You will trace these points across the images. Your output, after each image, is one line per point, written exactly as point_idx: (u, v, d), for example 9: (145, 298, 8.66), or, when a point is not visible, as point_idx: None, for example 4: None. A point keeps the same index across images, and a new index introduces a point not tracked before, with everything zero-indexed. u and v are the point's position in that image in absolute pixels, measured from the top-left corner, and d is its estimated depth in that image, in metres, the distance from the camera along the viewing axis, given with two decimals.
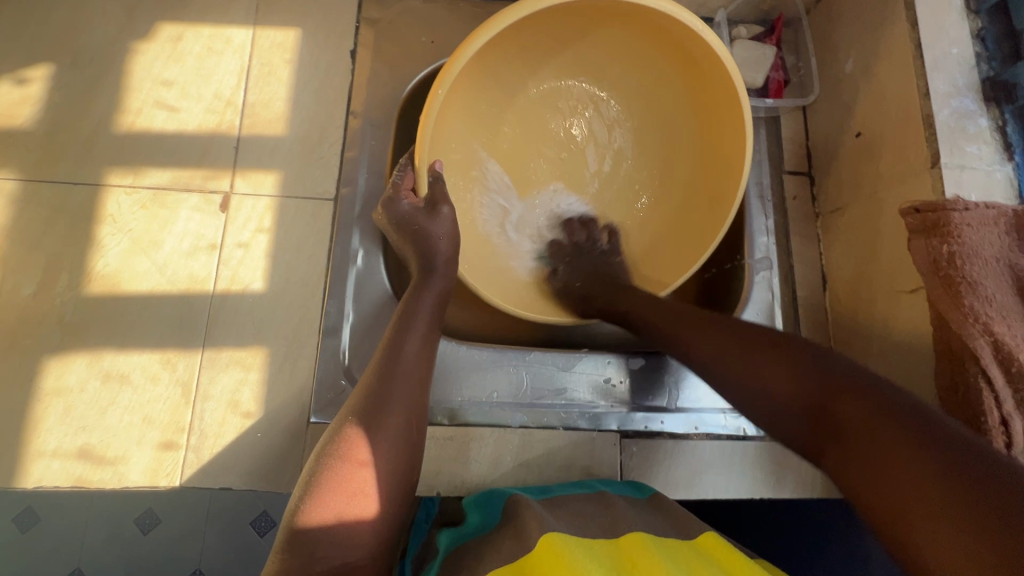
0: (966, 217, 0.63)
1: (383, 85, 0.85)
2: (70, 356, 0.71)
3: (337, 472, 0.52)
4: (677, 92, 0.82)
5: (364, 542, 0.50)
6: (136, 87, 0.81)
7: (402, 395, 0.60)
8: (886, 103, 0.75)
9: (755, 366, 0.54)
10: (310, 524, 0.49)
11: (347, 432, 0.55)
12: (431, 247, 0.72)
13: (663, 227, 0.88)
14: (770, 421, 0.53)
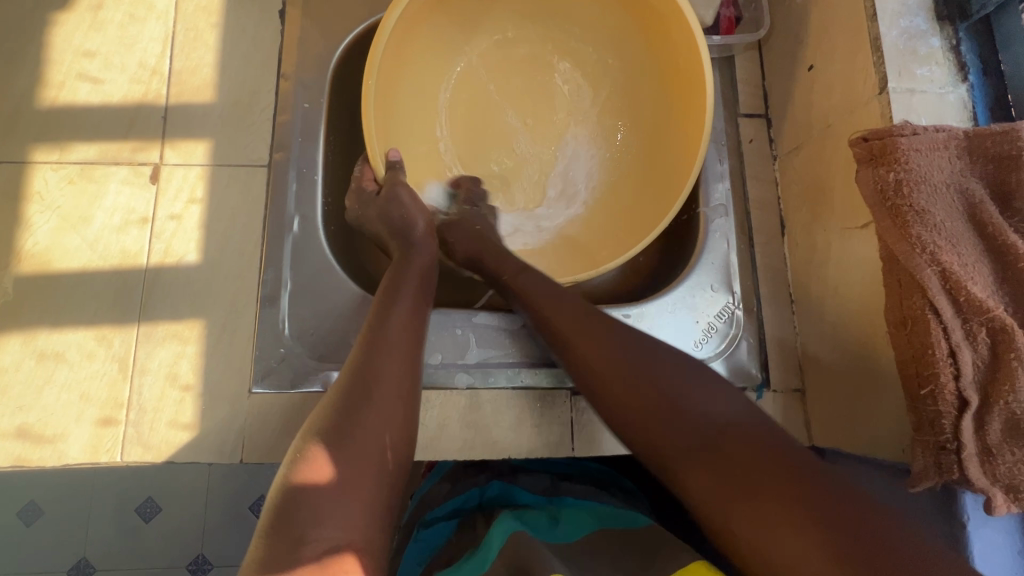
0: (913, 142, 0.60)
1: (313, 43, 0.81)
2: (5, 336, 0.70)
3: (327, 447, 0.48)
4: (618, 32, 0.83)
5: (360, 518, 0.46)
6: (57, 60, 0.79)
7: (396, 372, 0.56)
8: (837, 30, 0.71)
9: (640, 395, 0.57)
10: (300, 503, 0.45)
11: (338, 405, 0.52)
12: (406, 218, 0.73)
13: (629, 183, 0.85)
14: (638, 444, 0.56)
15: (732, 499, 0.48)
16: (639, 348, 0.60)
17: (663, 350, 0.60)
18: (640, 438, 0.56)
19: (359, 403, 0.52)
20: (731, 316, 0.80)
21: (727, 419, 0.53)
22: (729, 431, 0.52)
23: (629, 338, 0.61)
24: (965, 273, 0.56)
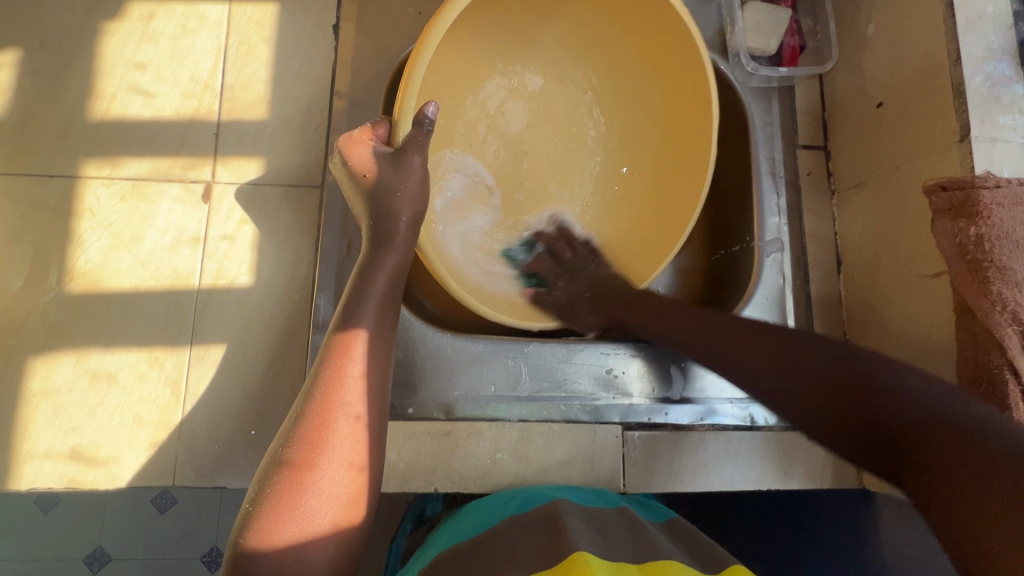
0: (996, 195, 0.59)
1: (367, 60, 0.79)
2: (57, 356, 0.70)
3: (283, 496, 0.46)
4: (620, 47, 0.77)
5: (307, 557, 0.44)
6: (108, 71, 0.77)
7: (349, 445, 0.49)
8: (912, 69, 0.69)
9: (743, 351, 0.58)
10: (261, 536, 0.44)
11: (333, 364, 0.52)
12: (387, 207, 0.61)
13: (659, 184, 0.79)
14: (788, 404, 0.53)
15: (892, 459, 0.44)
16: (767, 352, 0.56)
17: (792, 334, 0.56)
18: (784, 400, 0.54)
19: (328, 416, 0.49)
20: None
21: (901, 383, 0.45)
22: (946, 407, 0.42)
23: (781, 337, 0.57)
24: None
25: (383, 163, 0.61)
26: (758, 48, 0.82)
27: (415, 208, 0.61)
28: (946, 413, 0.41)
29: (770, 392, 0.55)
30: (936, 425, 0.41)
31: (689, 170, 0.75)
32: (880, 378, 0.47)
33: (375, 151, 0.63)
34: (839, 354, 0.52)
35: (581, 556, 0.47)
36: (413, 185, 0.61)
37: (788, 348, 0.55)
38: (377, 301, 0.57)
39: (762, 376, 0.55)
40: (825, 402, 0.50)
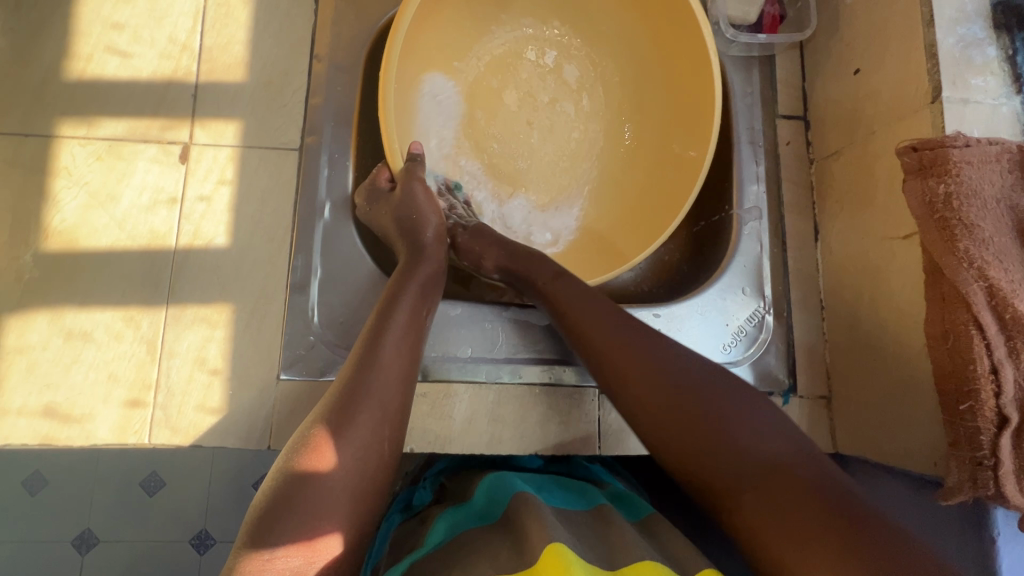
0: (966, 154, 0.59)
1: (347, 25, 0.79)
2: (32, 314, 0.69)
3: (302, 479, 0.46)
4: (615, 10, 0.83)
5: (343, 492, 0.47)
6: (85, 31, 0.76)
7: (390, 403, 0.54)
8: (887, 34, 0.70)
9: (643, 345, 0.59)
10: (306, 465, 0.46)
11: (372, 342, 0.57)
12: (416, 222, 0.69)
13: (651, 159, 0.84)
14: (652, 430, 0.55)
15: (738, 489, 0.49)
16: (702, 377, 0.56)
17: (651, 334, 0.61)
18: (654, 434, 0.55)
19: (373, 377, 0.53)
20: (761, 320, 0.80)
21: (779, 453, 0.50)
22: (778, 462, 0.49)
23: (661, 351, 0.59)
24: (1013, 289, 0.56)
25: (393, 200, 0.71)
26: (738, 16, 0.82)
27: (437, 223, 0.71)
28: (791, 467, 0.49)
29: (651, 418, 0.55)
30: (800, 485, 0.47)
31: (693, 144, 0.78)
32: (736, 427, 0.52)
33: (384, 189, 0.72)
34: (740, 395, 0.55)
35: (553, 552, 0.49)
36: (422, 198, 0.70)
37: (668, 380, 0.56)
38: (404, 324, 0.59)
39: (657, 388, 0.56)
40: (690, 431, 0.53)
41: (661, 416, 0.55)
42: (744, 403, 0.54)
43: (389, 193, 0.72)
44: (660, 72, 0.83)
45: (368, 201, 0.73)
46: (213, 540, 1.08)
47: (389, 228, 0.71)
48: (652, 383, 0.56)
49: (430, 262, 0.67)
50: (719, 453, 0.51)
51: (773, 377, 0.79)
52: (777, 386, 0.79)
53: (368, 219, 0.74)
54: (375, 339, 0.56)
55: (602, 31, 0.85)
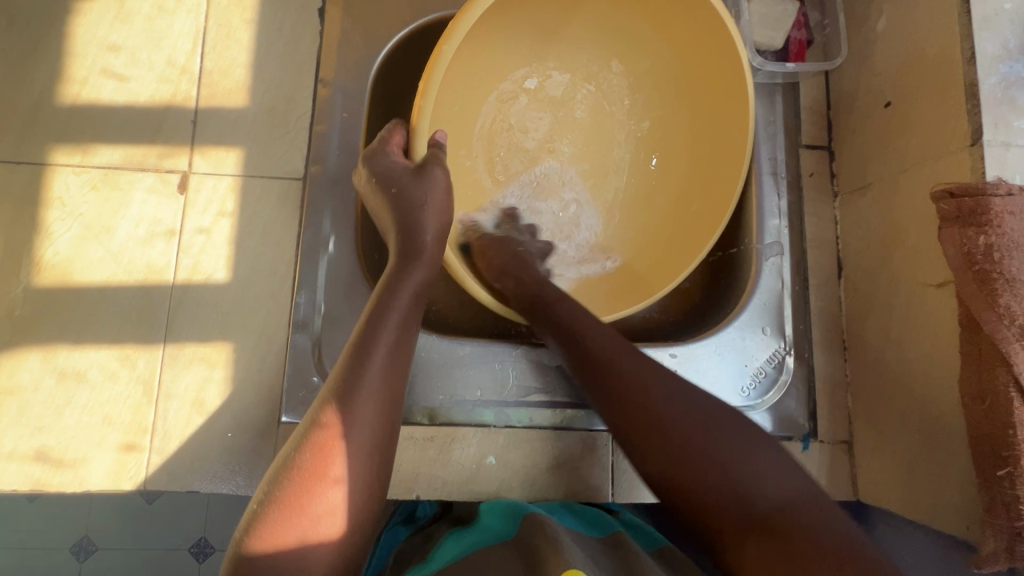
0: (1008, 204, 0.56)
1: (354, 48, 0.76)
2: (23, 352, 0.67)
3: (288, 508, 0.46)
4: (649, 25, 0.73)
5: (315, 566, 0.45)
6: (80, 53, 0.73)
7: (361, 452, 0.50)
8: (923, 68, 0.66)
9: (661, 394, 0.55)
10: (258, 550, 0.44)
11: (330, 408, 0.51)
12: (415, 219, 0.62)
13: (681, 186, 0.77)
14: (686, 491, 0.50)
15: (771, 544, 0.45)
16: (708, 432, 0.52)
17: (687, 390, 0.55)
18: (709, 513, 0.49)
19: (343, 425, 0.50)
20: (781, 361, 0.77)
21: (789, 499, 0.47)
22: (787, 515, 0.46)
23: (709, 404, 0.54)
24: None
25: (406, 179, 0.63)
26: (764, 42, 0.79)
27: (441, 221, 0.63)
28: (816, 526, 0.45)
29: (684, 472, 0.50)
30: (826, 535, 0.44)
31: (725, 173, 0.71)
32: (742, 462, 0.50)
33: (398, 169, 0.64)
34: (744, 441, 0.51)
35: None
36: (434, 195, 0.63)
37: (667, 417, 0.53)
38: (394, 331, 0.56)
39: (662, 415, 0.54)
40: (672, 459, 0.51)
41: (647, 437, 0.53)
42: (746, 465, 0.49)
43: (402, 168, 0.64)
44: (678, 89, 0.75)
45: (371, 174, 0.65)
46: (213, 549, 1.05)
47: (383, 215, 0.65)
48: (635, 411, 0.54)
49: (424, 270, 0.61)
50: (744, 523, 0.47)
51: (794, 421, 0.76)
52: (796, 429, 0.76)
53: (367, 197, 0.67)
54: (372, 329, 0.55)
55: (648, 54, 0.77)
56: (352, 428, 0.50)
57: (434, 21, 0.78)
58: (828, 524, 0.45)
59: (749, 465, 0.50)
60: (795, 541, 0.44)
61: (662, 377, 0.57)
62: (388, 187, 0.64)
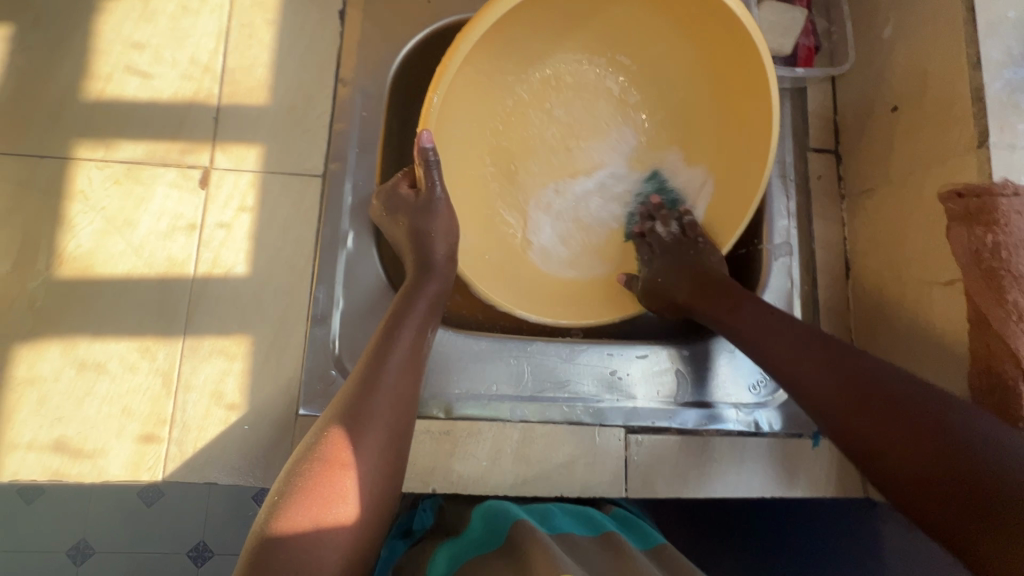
0: (1014, 204, 0.58)
1: (374, 48, 0.78)
2: (44, 343, 0.67)
3: (308, 491, 0.46)
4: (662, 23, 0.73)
5: (333, 550, 0.45)
6: (105, 50, 0.74)
7: (379, 441, 0.52)
8: (929, 73, 0.68)
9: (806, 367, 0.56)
10: (284, 531, 0.43)
11: (351, 400, 0.53)
12: (430, 242, 0.66)
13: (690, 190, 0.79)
14: (847, 429, 0.51)
15: (968, 515, 0.43)
16: (899, 383, 0.50)
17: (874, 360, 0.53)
18: (852, 438, 0.51)
19: (364, 416, 0.52)
20: None
21: (976, 435, 0.44)
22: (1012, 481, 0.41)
23: (852, 356, 0.54)
24: None
25: (412, 208, 0.66)
26: (773, 48, 0.81)
27: (450, 240, 0.67)
28: (1009, 472, 0.42)
29: (848, 436, 0.51)
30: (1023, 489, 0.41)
31: (740, 189, 0.73)
32: (959, 411, 0.47)
33: (404, 198, 0.68)
34: (941, 407, 0.47)
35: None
36: (441, 218, 0.66)
37: (879, 375, 0.51)
38: (412, 337, 0.60)
39: (823, 395, 0.54)
40: (886, 437, 0.48)
41: (870, 420, 0.50)
42: (926, 403, 0.48)
43: (408, 198, 0.67)
44: (693, 89, 0.77)
45: (386, 208, 0.69)
46: (213, 552, 1.05)
47: (402, 241, 0.68)
48: (886, 418, 0.49)
49: (436, 283, 0.65)
50: (922, 444, 0.46)
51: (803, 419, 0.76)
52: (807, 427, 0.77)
53: (385, 226, 0.71)
54: (390, 336, 0.59)
55: (660, 52, 0.76)
56: (363, 418, 0.51)
57: (452, 24, 0.80)
58: (990, 460, 0.43)
59: (883, 383, 0.51)
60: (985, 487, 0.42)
61: (867, 359, 0.54)
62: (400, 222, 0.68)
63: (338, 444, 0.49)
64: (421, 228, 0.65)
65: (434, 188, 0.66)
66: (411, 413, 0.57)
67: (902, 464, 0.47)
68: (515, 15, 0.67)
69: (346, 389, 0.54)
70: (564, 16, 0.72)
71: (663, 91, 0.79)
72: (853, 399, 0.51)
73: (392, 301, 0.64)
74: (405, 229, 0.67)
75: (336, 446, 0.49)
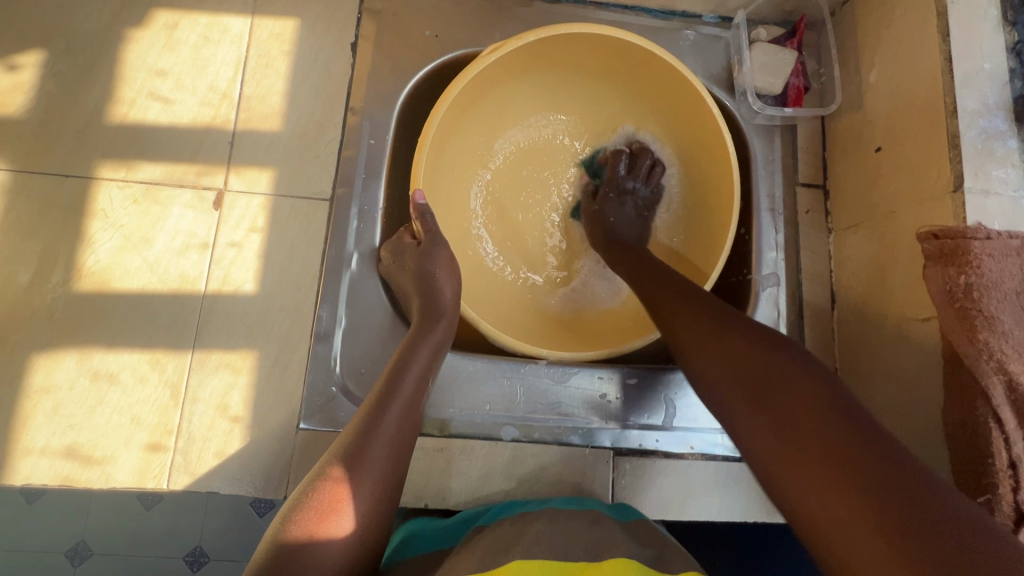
0: (987, 247, 0.60)
1: (384, 79, 0.82)
2: (61, 353, 0.71)
3: (315, 518, 0.50)
4: (621, 86, 0.83)
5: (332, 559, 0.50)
6: (130, 77, 0.79)
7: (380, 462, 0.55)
8: (910, 118, 0.71)
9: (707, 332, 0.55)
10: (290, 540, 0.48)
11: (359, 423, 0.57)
12: (433, 279, 0.71)
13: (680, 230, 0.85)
14: (719, 406, 0.52)
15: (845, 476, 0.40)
16: (783, 366, 0.49)
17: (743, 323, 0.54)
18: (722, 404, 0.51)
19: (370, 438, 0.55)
20: None
21: (816, 416, 0.44)
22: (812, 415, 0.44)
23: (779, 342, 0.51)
24: None
25: (416, 254, 0.73)
26: (764, 87, 0.85)
27: (454, 278, 0.73)
28: (819, 440, 0.43)
29: (713, 400, 0.52)
30: (848, 448, 0.42)
31: (719, 222, 0.78)
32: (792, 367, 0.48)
33: (408, 246, 0.74)
34: (807, 369, 0.48)
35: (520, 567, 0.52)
36: (441, 257, 0.73)
37: (767, 340, 0.51)
38: (420, 369, 0.63)
39: (716, 379, 0.52)
40: (785, 401, 0.46)
41: (737, 347, 0.52)
42: (833, 398, 0.45)
43: (411, 246, 0.75)
44: (669, 137, 0.85)
45: (392, 258, 0.75)
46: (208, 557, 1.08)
47: (407, 288, 0.73)
48: (717, 357, 0.52)
49: (442, 331, 0.68)
50: (760, 416, 0.47)
51: None
52: None
53: (393, 275, 0.76)
54: (396, 378, 0.61)
55: (625, 109, 0.85)
56: (363, 456, 0.54)
57: (456, 59, 0.85)
58: (877, 442, 0.42)
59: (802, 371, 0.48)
60: (828, 453, 0.42)
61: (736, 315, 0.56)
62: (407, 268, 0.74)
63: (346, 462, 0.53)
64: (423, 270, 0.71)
65: (432, 232, 0.74)
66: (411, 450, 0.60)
67: (725, 390, 0.51)
68: (491, 77, 0.78)
69: (360, 411, 0.58)
70: (536, 77, 0.81)
71: (641, 136, 0.87)
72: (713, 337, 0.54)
73: (403, 339, 0.67)
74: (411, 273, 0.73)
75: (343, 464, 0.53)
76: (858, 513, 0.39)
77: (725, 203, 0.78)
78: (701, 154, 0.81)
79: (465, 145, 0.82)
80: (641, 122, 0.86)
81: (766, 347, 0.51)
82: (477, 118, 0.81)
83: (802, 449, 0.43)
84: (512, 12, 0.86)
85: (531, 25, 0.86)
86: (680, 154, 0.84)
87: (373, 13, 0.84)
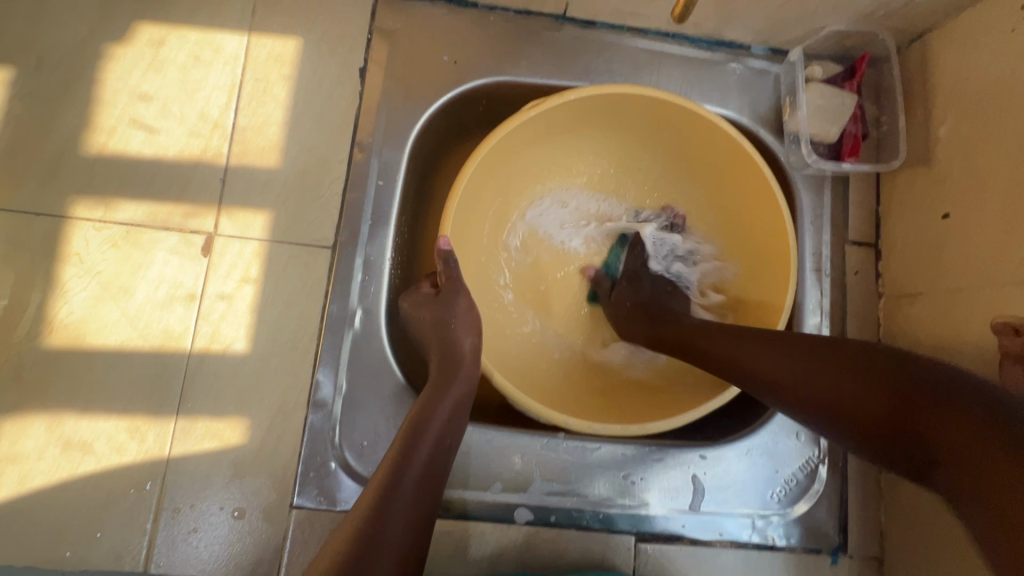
0: None
1: (395, 110, 0.73)
2: (29, 418, 0.64)
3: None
4: (656, 136, 0.78)
5: None
6: (110, 101, 0.70)
7: (399, 530, 0.50)
8: (989, 185, 0.63)
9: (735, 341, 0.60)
10: None
11: (378, 487, 0.51)
12: (450, 334, 0.64)
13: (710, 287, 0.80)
14: (796, 397, 0.51)
15: (886, 425, 0.45)
16: (792, 351, 0.54)
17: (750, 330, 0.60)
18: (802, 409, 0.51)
19: (388, 505, 0.50)
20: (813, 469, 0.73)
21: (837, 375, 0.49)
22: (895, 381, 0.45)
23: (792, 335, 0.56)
24: None
25: (432, 303, 0.66)
26: (818, 134, 0.76)
27: (473, 332, 0.65)
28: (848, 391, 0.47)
29: (797, 400, 0.51)
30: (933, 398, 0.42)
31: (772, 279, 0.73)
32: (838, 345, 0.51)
33: (426, 295, 0.67)
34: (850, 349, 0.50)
35: None
36: (462, 308, 0.66)
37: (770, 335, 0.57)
38: (436, 435, 0.56)
39: (769, 372, 0.54)
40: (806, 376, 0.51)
41: (831, 379, 0.49)
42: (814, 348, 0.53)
43: (426, 294, 0.67)
44: (707, 182, 0.79)
45: (408, 307, 0.67)
46: None
47: (425, 337, 0.65)
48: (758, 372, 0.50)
49: (461, 388, 0.61)
50: (859, 411, 0.46)
51: (823, 533, 0.73)
52: (826, 542, 0.73)
53: (407, 327, 0.68)
54: (412, 441, 0.55)
55: (661, 156, 0.80)
56: (382, 525, 0.49)
57: (476, 90, 0.75)
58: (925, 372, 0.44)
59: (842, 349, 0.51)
60: (909, 408, 0.43)
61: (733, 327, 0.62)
62: (418, 320, 0.66)
63: (366, 527, 0.48)
64: (439, 319, 0.64)
65: (451, 283, 0.66)
66: (432, 518, 0.54)
67: (870, 411, 0.45)
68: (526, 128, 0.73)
69: (382, 467, 0.53)
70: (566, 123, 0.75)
71: (670, 188, 0.82)
72: (786, 365, 0.53)
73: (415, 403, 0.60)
74: (422, 326, 0.65)
75: (363, 531, 0.48)
76: (1006, 478, 0.35)
77: (785, 258, 0.71)
78: (744, 202, 0.75)
79: (487, 194, 0.76)
80: (678, 162, 0.80)
81: (835, 364, 0.49)
82: (504, 166, 0.76)
83: (936, 426, 0.41)
84: (542, 36, 0.77)
85: (561, 51, 0.77)
86: (731, 195, 0.77)
87: (384, 33, 0.74)
